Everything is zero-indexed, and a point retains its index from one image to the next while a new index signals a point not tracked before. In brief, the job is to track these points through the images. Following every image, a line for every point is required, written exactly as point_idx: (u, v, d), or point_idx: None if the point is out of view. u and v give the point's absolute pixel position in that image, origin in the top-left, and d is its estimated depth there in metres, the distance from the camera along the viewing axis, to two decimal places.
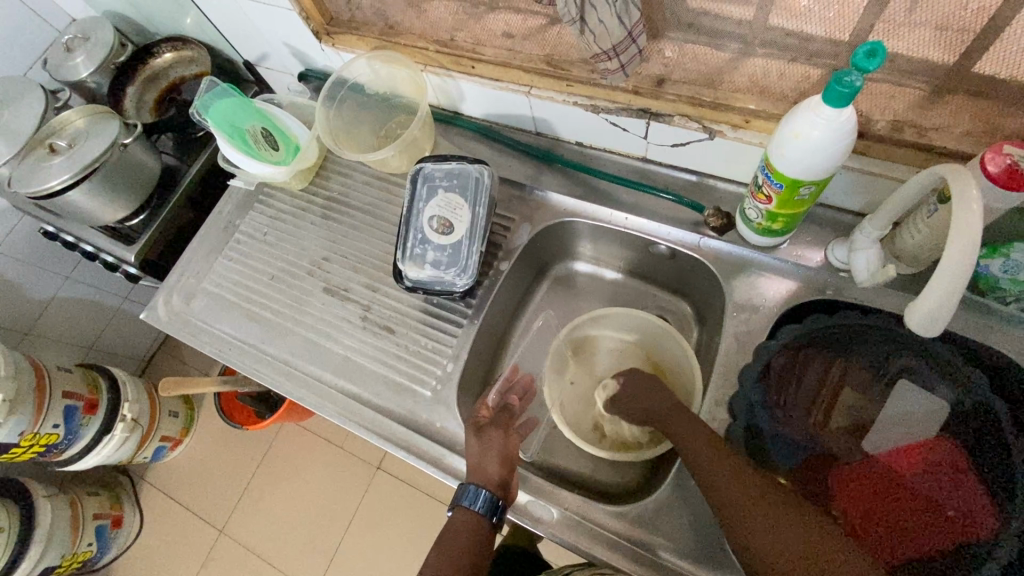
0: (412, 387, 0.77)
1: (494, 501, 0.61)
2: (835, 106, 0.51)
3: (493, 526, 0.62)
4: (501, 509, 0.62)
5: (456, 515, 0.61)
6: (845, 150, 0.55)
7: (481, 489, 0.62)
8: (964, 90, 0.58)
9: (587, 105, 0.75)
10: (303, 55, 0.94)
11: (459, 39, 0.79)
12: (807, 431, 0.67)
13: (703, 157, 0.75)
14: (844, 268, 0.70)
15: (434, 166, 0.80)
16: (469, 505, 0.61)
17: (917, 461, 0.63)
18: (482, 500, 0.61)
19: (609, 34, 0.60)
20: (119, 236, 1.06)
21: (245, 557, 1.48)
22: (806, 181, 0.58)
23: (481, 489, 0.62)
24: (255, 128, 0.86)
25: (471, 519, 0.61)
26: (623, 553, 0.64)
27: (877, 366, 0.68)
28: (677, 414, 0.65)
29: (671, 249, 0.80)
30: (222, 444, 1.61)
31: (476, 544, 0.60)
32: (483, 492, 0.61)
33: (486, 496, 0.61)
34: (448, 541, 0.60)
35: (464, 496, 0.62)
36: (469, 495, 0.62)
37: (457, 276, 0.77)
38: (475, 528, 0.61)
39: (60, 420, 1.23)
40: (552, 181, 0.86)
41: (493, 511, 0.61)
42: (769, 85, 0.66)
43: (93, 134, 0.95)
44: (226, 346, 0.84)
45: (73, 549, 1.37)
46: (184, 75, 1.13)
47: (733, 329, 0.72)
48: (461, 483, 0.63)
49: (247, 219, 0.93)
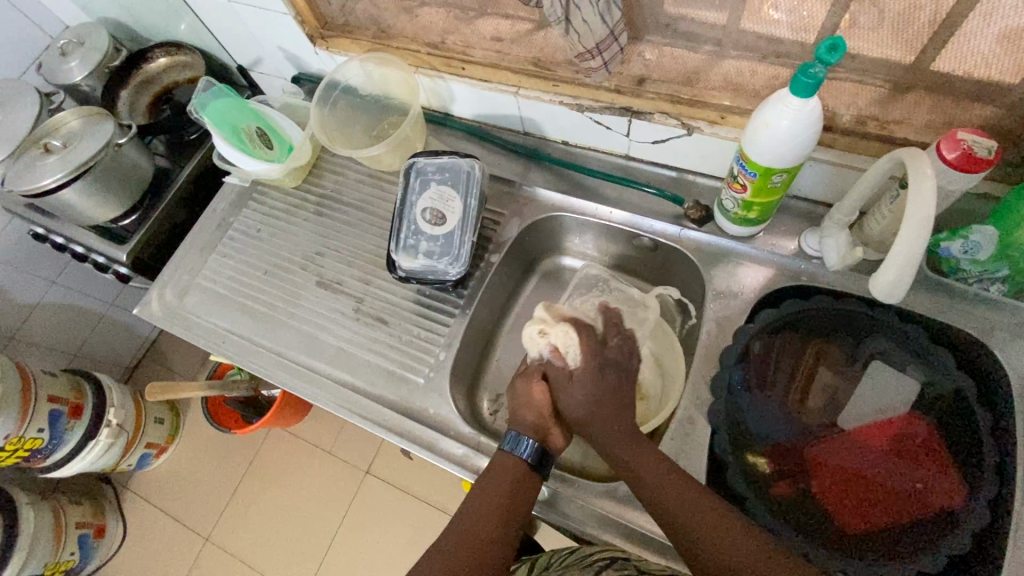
0: (405, 375, 0.79)
1: (537, 450, 0.65)
2: (801, 96, 0.55)
3: (536, 472, 0.65)
4: (543, 458, 0.65)
5: (501, 458, 0.65)
6: (813, 137, 0.59)
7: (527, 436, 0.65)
8: (919, 86, 0.63)
9: (572, 104, 0.78)
10: (297, 59, 0.97)
11: (450, 42, 0.83)
12: (785, 410, 0.70)
13: (682, 152, 0.79)
14: (817, 255, 0.74)
15: (426, 161, 0.83)
16: (514, 450, 0.65)
17: (891, 437, 0.66)
18: (528, 447, 0.65)
19: (591, 33, 0.64)
20: (111, 236, 1.07)
21: (232, 564, 1.46)
22: (778, 168, 0.62)
23: (525, 437, 0.65)
24: (250, 127, 0.89)
25: (516, 463, 0.64)
26: (612, 528, 0.67)
27: (851, 348, 0.71)
28: (623, 419, 0.65)
29: (653, 241, 0.83)
30: (209, 450, 1.60)
31: (517, 486, 0.63)
32: (527, 440, 0.65)
33: (530, 444, 0.65)
34: (492, 480, 0.64)
35: (510, 441, 0.65)
36: (514, 441, 0.65)
37: (449, 266, 0.79)
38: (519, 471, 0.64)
39: (45, 424, 1.22)
40: (539, 177, 0.89)
41: (537, 459, 0.65)
42: (742, 83, 0.70)
43: (87, 134, 0.95)
44: (220, 339, 0.85)
45: (55, 558, 1.34)
46: (177, 80, 1.15)
47: (714, 315, 0.76)
48: (509, 432, 0.66)
49: (240, 217, 0.94)
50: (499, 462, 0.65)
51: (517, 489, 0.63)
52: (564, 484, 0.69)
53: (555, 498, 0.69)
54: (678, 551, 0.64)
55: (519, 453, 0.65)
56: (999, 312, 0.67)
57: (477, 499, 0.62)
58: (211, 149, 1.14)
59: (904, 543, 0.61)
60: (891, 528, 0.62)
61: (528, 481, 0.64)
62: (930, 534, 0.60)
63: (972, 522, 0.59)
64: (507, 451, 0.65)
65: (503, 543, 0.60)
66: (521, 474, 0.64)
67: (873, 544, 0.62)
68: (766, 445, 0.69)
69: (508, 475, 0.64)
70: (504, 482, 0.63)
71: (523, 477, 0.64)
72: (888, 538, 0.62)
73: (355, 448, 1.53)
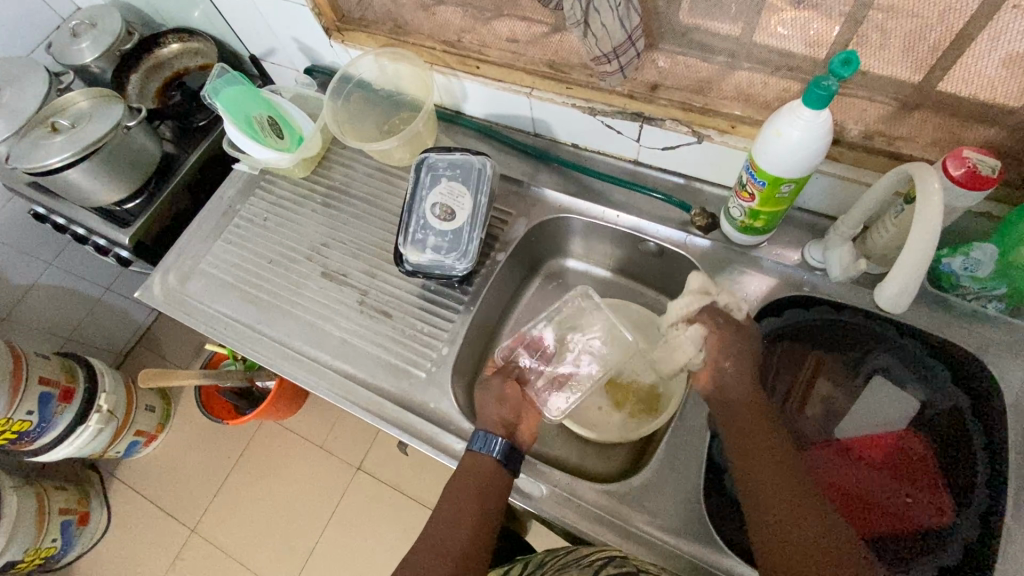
0: (406, 369, 0.79)
1: (506, 447, 0.65)
2: (813, 108, 0.57)
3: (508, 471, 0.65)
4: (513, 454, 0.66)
5: (469, 460, 0.66)
6: (822, 150, 0.60)
7: (491, 436, 0.66)
8: (927, 106, 0.64)
9: (585, 107, 0.80)
10: (310, 50, 0.97)
11: (465, 40, 0.83)
12: (783, 417, 0.71)
13: (691, 161, 0.81)
14: (820, 267, 0.75)
15: (438, 156, 0.84)
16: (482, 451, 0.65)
17: (885, 448, 0.67)
18: (497, 445, 0.65)
19: (609, 36, 0.65)
20: (114, 219, 1.07)
21: (216, 556, 1.44)
22: (787, 179, 0.63)
23: (493, 435, 0.66)
24: (261, 116, 0.89)
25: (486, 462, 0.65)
26: (609, 528, 0.67)
27: (854, 362, 0.72)
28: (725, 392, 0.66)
29: (659, 247, 0.84)
30: (199, 441, 1.58)
31: (488, 487, 0.63)
32: (497, 440, 0.65)
33: (499, 442, 0.65)
34: (462, 482, 0.64)
35: (479, 442, 0.66)
36: (483, 442, 0.65)
37: (456, 261, 0.80)
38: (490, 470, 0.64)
39: (34, 407, 1.20)
40: (548, 179, 0.90)
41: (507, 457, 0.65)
42: (754, 93, 0.71)
43: (96, 115, 0.95)
44: (221, 324, 0.84)
45: (37, 545, 1.32)
46: (188, 66, 1.15)
47: None
48: (477, 431, 0.67)
49: (247, 204, 0.94)
50: (467, 464, 0.65)
51: (486, 490, 0.63)
52: (563, 482, 0.70)
53: (553, 498, 0.69)
54: (673, 553, 0.65)
55: (487, 451, 0.65)
56: (995, 329, 0.69)
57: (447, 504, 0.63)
58: (219, 137, 1.14)
59: (888, 553, 0.62)
60: (877, 538, 0.63)
61: (498, 480, 0.64)
62: (912, 548, 0.61)
63: (956, 539, 0.60)
64: (476, 452, 0.65)
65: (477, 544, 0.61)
66: (490, 473, 0.64)
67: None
68: None
69: (476, 476, 0.64)
70: (473, 483, 0.63)
71: (492, 476, 0.64)
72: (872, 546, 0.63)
73: (346, 444, 1.53)
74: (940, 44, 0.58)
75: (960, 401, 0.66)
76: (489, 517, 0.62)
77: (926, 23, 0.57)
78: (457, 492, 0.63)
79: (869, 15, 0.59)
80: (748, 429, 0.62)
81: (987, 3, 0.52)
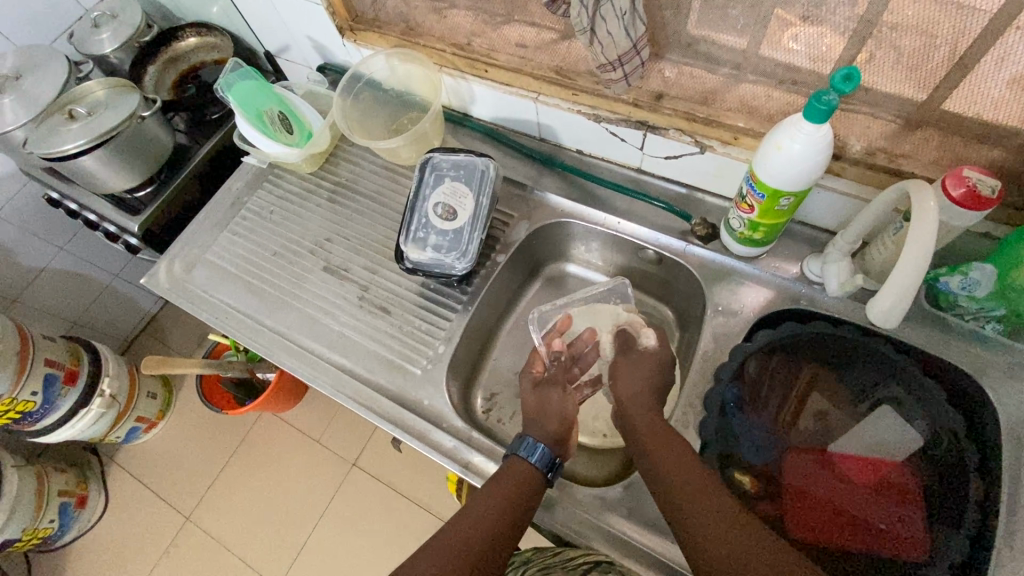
0: (402, 365, 0.79)
1: (550, 457, 0.66)
2: (813, 122, 0.57)
3: (546, 481, 0.66)
4: (556, 467, 0.66)
5: (514, 463, 0.66)
6: (822, 163, 0.60)
7: (539, 444, 0.66)
8: (931, 125, 0.64)
9: (590, 114, 0.81)
10: (324, 49, 0.99)
11: (475, 44, 0.85)
12: (775, 431, 0.71)
13: (693, 171, 0.81)
14: (818, 281, 0.75)
15: (443, 157, 0.85)
16: (527, 455, 0.66)
17: (873, 471, 0.67)
18: (538, 453, 0.66)
19: (615, 44, 0.65)
20: (124, 206, 1.09)
21: (209, 544, 1.46)
22: (786, 191, 0.63)
23: (540, 443, 0.67)
24: (273, 111, 0.90)
25: (525, 466, 0.65)
26: (595, 531, 0.67)
27: (852, 384, 0.71)
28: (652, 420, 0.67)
29: (658, 255, 0.84)
30: (200, 428, 1.60)
31: (525, 491, 0.63)
32: (542, 448, 0.66)
33: (544, 451, 0.66)
34: (500, 479, 0.64)
35: (523, 447, 0.67)
36: (526, 446, 0.67)
37: (456, 260, 0.81)
38: (528, 474, 0.65)
39: (38, 388, 1.22)
40: (552, 183, 0.91)
41: (548, 468, 0.66)
42: (757, 106, 0.72)
43: (112, 105, 0.97)
44: (223, 313, 0.86)
45: (35, 524, 1.34)
46: (204, 60, 1.19)
47: (713, 330, 0.76)
48: (518, 436, 0.68)
49: (255, 196, 0.96)
50: (510, 467, 0.66)
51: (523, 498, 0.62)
52: (551, 484, 0.70)
53: (543, 499, 0.69)
54: (660, 560, 0.65)
55: (531, 456, 0.66)
56: (990, 350, 0.68)
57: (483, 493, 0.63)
58: (231, 130, 1.16)
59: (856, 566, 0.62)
60: (851, 555, 0.63)
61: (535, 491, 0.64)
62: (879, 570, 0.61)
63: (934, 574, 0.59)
64: (520, 456, 0.66)
65: (500, 543, 0.58)
66: (529, 477, 0.64)
67: (826, 560, 0.62)
68: (751, 464, 0.69)
69: (517, 477, 0.64)
70: (511, 481, 0.64)
71: (533, 484, 0.64)
72: (842, 557, 0.62)
73: (343, 439, 1.54)
74: (944, 64, 0.58)
75: (962, 440, 0.64)
76: (524, 519, 0.61)
77: (932, 42, 0.57)
78: (497, 487, 0.63)
79: (874, 32, 0.59)
80: (712, 507, 0.56)
81: (994, 25, 0.52)
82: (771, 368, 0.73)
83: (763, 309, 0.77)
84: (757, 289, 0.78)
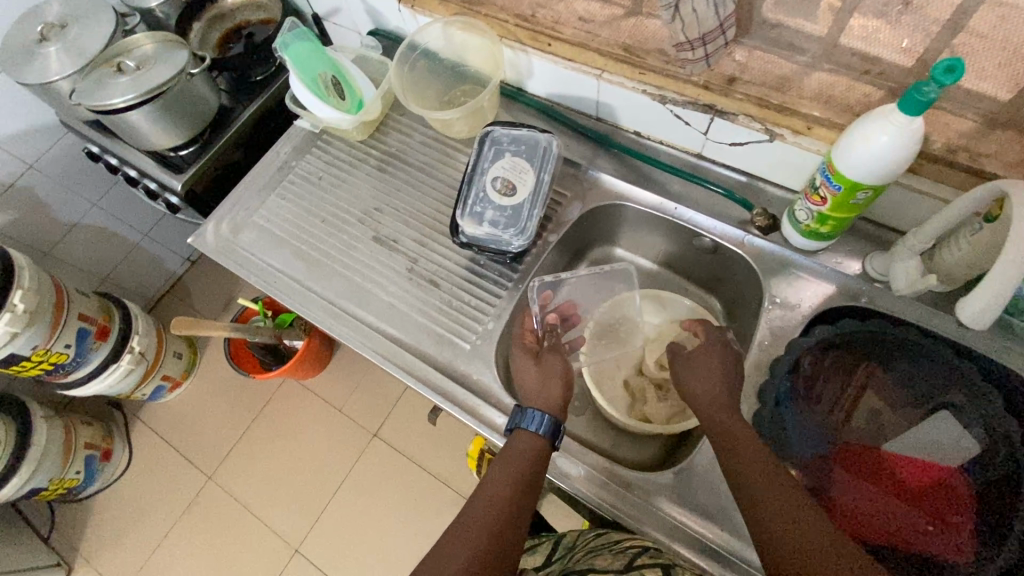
0: (451, 339, 0.79)
1: (552, 424, 0.66)
2: (908, 113, 0.55)
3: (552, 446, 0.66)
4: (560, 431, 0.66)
5: (518, 436, 0.66)
6: (908, 158, 0.58)
7: (543, 414, 0.66)
8: (1018, 125, 0.62)
9: (656, 94, 0.78)
10: (377, 14, 0.97)
11: (541, 15, 0.83)
12: (827, 427, 0.70)
13: (757, 160, 0.79)
14: (880, 279, 0.74)
15: (503, 131, 0.83)
16: (529, 427, 0.65)
17: (920, 473, 0.66)
18: (543, 422, 0.66)
19: (698, 22, 0.63)
20: (167, 164, 1.08)
21: (229, 504, 1.48)
22: (866, 185, 0.62)
23: (541, 412, 0.66)
24: (326, 75, 0.89)
25: (531, 437, 0.65)
26: (644, 514, 0.67)
27: (908, 386, 0.70)
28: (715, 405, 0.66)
29: (714, 243, 0.83)
30: (223, 391, 1.62)
31: (534, 459, 0.64)
32: (546, 417, 0.66)
33: (546, 419, 0.66)
34: (508, 453, 0.65)
35: (524, 419, 0.66)
36: (529, 418, 0.66)
37: (513, 237, 0.80)
38: (536, 446, 0.65)
39: (72, 341, 1.23)
40: (607, 164, 0.89)
41: (553, 433, 0.66)
42: (836, 95, 0.69)
43: (161, 59, 0.95)
44: (272, 278, 0.85)
45: (61, 474, 1.36)
46: (249, 19, 1.16)
47: (769, 322, 0.76)
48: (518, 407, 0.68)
49: (303, 161, 0.95)
50: (515, 439, 0.66)
51: (536, 466, 0.64)
52: (599, 465, 0.70)
53: (591, 479, 0.70)
54: (709, 546, 0.65)
55: (533, 427, 0.65)
56: None
57: (495, 471, 0.63)
58: (275, 93, 1.14)
59: (900, 568, 0.61)
60: (892, 553, 0.62)
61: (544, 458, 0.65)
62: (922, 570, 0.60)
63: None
64: (523, 429, 0.66)
65: (519, 516, 0.60)
66: (537, 449, 0.65)
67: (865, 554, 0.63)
68: (800, 459, 0.68)
69: (524, 450, 0.65)
70: (520, 454, 0.64)
71: (541, 452, 0.65)
72: (885, 556, 0.62)
73: (365, 409, 1.55)
74: None
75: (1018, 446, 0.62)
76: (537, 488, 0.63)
77: None
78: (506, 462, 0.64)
79: None
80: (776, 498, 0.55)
81: None
82: (827, 365, 0.72)
83: (821, 305, 0.76)
84: (817, 284, 0.77)
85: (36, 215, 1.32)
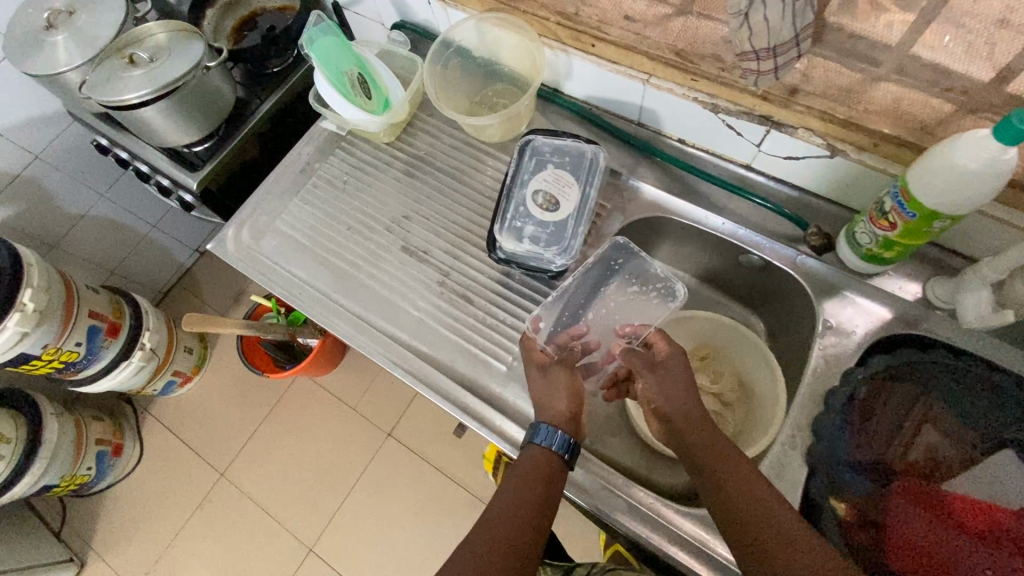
0: (486, 358, 0.75)
1: (565, 440, 0.62)
2: (1003, 142, 0.50)
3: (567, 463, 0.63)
4: (574, 448, 0.63)
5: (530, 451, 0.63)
6: (994, 188, 0.54)
7: (554, 429, 0.63)
8: None
9: (707, 102, 0.73)
10: (404, 7, 0.91)
11: (584, 13, 0.75)
12: (885, 462, 0.66)
13: (812, 175, 0.75)
14: (943, 306, 0.71)
15: (544, 140, 0.80)
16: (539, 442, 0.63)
17: (979, 516, 0.61)
18: (556, 439, 0.63)
19: (770, 33, 0.56)
20: (180, 160, 1.03)
21: (242, 502, 1.46)
22: (945, 214, 0.58)
23: (554, 429, 0.63)
24: (353, 72, 0.83)
25: (544, 454, 0.62)
26: (694, 554, 0.64)
27: (973, 423, 0.66)
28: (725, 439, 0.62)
29: (763, 261, 0.79)
30: (235, 387, 1.59)
31: (547, 476, 0.61)
32: (558, 433, 0.63)
33: (559, 435, 0.63)
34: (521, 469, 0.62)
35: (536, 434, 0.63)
36: (540, 433, 0.63)
37: (555, 255, 0.76)
38: (547, 461, 0.62)
39: (82, 338, 1.20)
40: (648, 174, 0.85)
41: (566, 449, 0.62)
42: (906, 111, 0.62)
43: (176, 51, 0.89)
44: (296, 288, 0.81)
45: (72, 471, 1.34)
46: (265, 6, 1.11)
47: (822, 350, 0.72)
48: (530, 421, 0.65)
49: (327, 163, 0.90)
50: (527, 454, 0.63)
51: (548, 483, 0.61)
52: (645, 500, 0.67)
53: (636, 514, 0.66)
54: None
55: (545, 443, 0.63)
56: None
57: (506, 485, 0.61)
58: (292, 87, 1.08)
59: None
60: None
61: (557, 472, 0.62)
62: None
63: None
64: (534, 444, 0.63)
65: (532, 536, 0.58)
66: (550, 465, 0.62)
67: None
68: (853, 494, 0.65)
69: (536, 465, 0.62)
70: (533, 471, 0.62)
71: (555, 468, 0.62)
72: None
73: (379, 408, 1.53)
74: None
75: None
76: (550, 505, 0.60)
77: None
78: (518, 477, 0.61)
79: None
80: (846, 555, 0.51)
81: None
82: (882, 395, 0.69)
83: (878, 332, 0.72)
84: (873, 308, 0.73)
85: (42, 208, 1.28)
